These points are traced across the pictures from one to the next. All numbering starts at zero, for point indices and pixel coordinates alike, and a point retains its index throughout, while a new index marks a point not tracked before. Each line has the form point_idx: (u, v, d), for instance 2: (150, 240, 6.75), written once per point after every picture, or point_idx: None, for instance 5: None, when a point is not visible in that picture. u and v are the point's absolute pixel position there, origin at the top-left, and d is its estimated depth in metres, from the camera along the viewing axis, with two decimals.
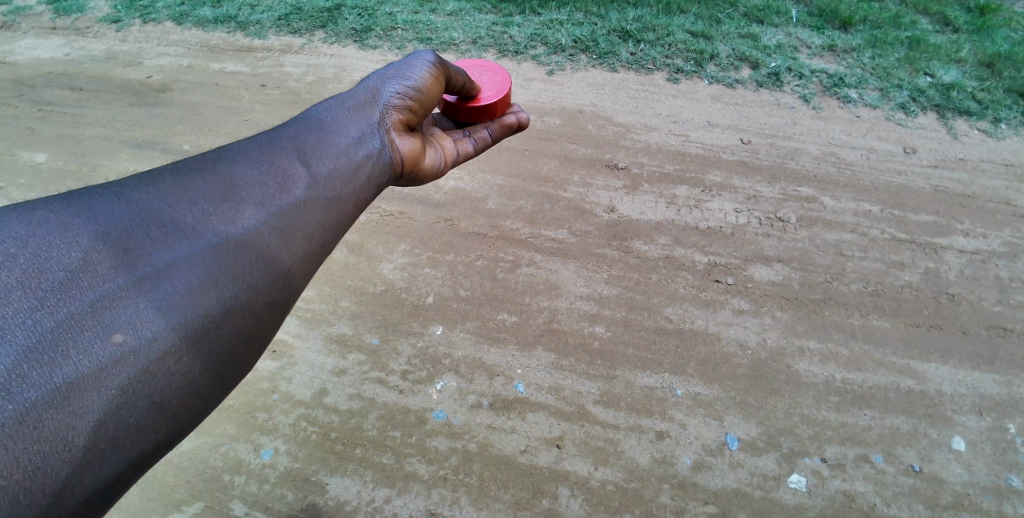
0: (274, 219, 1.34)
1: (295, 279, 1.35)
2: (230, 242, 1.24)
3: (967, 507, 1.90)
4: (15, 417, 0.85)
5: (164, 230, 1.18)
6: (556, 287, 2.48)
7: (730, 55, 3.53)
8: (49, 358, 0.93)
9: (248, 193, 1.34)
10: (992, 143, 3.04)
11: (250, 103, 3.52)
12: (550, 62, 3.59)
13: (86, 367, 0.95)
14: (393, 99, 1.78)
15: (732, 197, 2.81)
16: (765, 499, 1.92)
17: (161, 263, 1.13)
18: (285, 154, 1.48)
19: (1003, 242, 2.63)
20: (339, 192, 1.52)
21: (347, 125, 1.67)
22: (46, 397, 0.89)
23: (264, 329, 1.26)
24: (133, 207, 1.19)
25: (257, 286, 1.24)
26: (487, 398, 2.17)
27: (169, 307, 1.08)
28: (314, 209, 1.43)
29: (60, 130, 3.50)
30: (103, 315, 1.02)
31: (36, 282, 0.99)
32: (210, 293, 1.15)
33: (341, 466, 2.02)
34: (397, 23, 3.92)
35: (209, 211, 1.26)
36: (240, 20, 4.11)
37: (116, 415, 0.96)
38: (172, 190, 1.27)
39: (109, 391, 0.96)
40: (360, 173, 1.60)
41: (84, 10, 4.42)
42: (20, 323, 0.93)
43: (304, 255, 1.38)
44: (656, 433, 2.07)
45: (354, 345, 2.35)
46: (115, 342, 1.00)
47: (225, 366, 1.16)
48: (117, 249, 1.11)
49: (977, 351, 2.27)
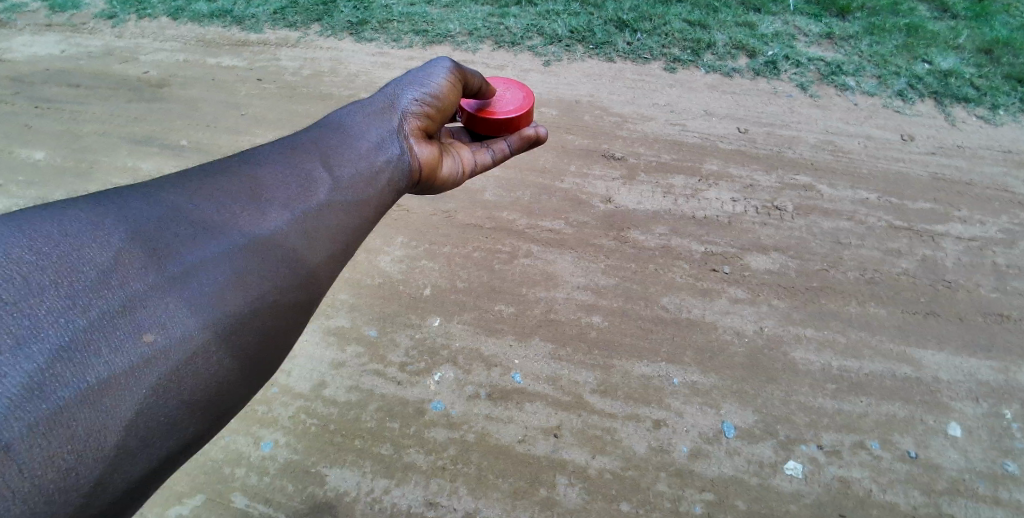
0: (299, 219, 1.23)
1: (321, 279, 1.24)
2: (258, 242, 1.13)
3: (963, 493, 1.91)
4: (48, 416, 0.79)
5: (194, 228, 1.08)
6: (553, 277, 2.48)
7: (727, 44, 3.51)
8: (82, 357, 0.85)
9: (274, 193, 1.24)
10: (990, 130, 3.03)
11: (247, 97, 3.52)
12: (547, 53, 3.58)
13: (118, 366, 0.87)
14: (411, 105, 1.71)
15: (729, 186, 2.81)
16: (762, 487, 1.93)
17: (192, 260, 1.03)
18: (309, 155, 1.38)
19: (1001, 229, 2.63)
20: (361, 194, 1.41)
21: (367, 129, 1.59)
22: (79, 397, 0.82)
23: (291, 329, 1.16)
24: (164, 205, 1.09)
25: (288, 283, 1.15)
26: (485, 389, 2.18)
27: (201, 305, 0.99)
28: (338, 210, 1.32)
29: (58, 127, 3.50)
30: (135, 314, 0.93)
31: (68, 279, 0.90)
32: (239, 292, 1.06)
33: (340, 458, 2.03)
34: (393, 15, 3.91)
35: (237, 210, 1.16)
36: (236, 14, 4.10)
37: (148, 416, 0.88)
38: (199, 188, 1.17)
39: (143, 391, 0.88)
40: (381, 176, 1.51)
41: (80, 6, 4.41)
42: (52, 321, 0.85)
43: (330, 254, 1.27)
44: (653, 422, 2.08)
45: (352, 337, 2.36)
46: (149, 339, 0.91)
47: (254, 365, 1.07)
48: (149, 245, 1.01)
49: (973, 338, 2.28)
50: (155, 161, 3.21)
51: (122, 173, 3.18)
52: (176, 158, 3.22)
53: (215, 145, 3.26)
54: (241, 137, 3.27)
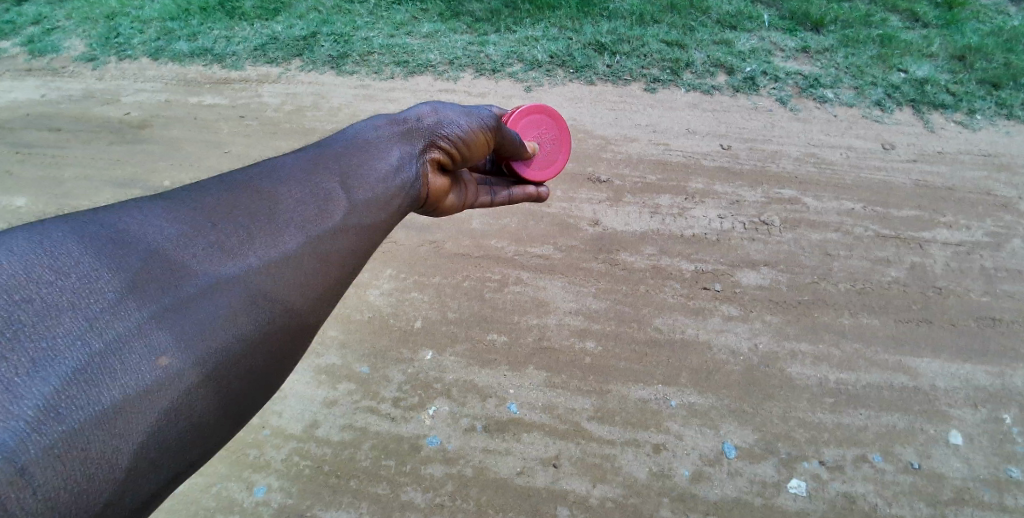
0: (314, 242, 1.14)
1: (326, 303, 1.17)
2: (272, 265, 1.06)
3: (969, 502, 1.89)
4: (64, 438, 0.74)
5: (212, 247, 1.02)
6: (545, 304, 2.47)
7: (706, 62, 3.56)
8: (97, 379, 0.81)
9: (293, 212, 1.15)
10: (969, 134, 3.08)
11: (230, 135, 3.52)
12: (527, 79, 3.61)
13: (132, 388, 0.83)
14: (443, 136, 1.57)
15: (715, 203, 2.82)
16: (766, 507, 1.90)
17: (208, 282, 0.97)
18: (329, 169, 1.28)
19: (987, 233, 2.65)
20: (377, 217, 1.30)
21: (390, 148, 1.45)
22: (94, 418, 0.78)
23: (297, 351, 1.11)
24: (183, 222, 1.03)
25: (297, 308, 1.09)
26: (481, 421, 2.15)
27: (215, 326, 0.95)
28: (353, 232, 1.23)
29: (39, 172, 3.48)
30: (149, 334, 0.88)
31: (86, 302, 0.86)
32: (252, 315, 1.00)
33: (336, 500, 1.98)
34: (373, 47, 3.94)
35: (255, 229, 1.08)
36: (217, 52, 4.11)
37: (157, 438, 0.84)
38: (219, 206, 1.09)
39: (153, 413, 0.84)
40: (397, 200, 1.38)
41: (60, 50, 4.42)
42: (67, 343, 0.81)
43: (339, 278, 1.19)
44: (652, 446, 2.05)
45: (344, 375, 2.32)
46: (162, 362, 0.87)
47: (260, 386, 1.03)
48: (166, 265, 0.96)
49: (968, 343, 2.27)
50: None
51: None
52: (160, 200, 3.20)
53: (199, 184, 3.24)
54: None
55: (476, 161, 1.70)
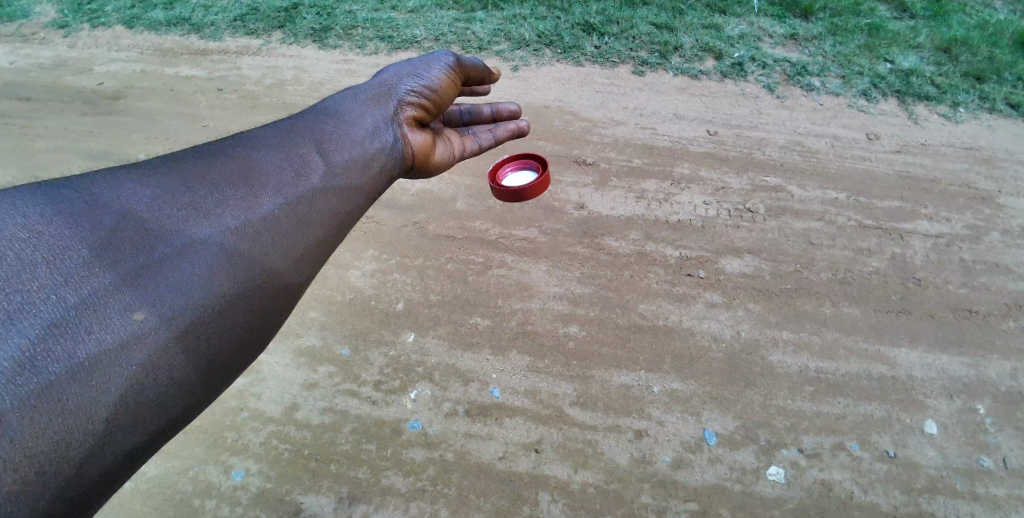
0: (290, 204, 1.28)
1: (307, 264, 1.29)
2: (249, 226, 1.19)
3: (941, 490, 1.93)
4: (38, 389, 0.83)
5: (186, 210, 1.14)
6: (529, 287, 2.45)
7: (694, 46, 3.52)
8: (73, 332, 0.90)
9: (268, 178, 1.29)
10: (951, 127, 3.10)
11: (208, 108, 3.40)
12: (515, 58, 3.54)
13: (108, 341, 0.92)
14: (409, 96, 1.75)
15: (701, 190, 2.81)
16: (745, 494, 1.92)
17: (182, 243, 1.09)
18: (302, 141, 1.42)
19: (966, 225, 2.68)
20: (353, 181, 1.46)
21: (363, 116, 1.62)
22: (69, 371, 0.87)
23: (278, 310, 1.21)
24: (157, 188, 1.15)
25: (273, 269, 1.20)
26: (463, 405, 2.13)
27: (191, 286, 1.05)
28: (331, 196, 1.37)
29: (7, 143, 3.33)
30: (124, 293, 0.98)
31: (61, 260, 0.95)
32: (228, 274, 1.12)
33: (315, 484, 1.96)
34: (357, 21, 3.82)
35: (228, 195, 1.21)
36: (195, 22, 3.96)
37: (136, 390, 0.92)
38: (194, 174, 1.22)
39: (130, 366, 0.93)
40: (373, 164, 1.54)
41: (29, 16, 4.22)
42: (46, 300, 0.90)
43: (319, 240, 1.32)
44: (635, 433, 2.05)
45: (324, 357, 2.28)
46: (136, 319, 0.96)
47: (240, 348, 1.12)
48: (140, 228, 1.07)
49: (944, 334, 2.31)
50: None
51: None
52: None
53: None
54: None
55: (441, 111, 1.87)
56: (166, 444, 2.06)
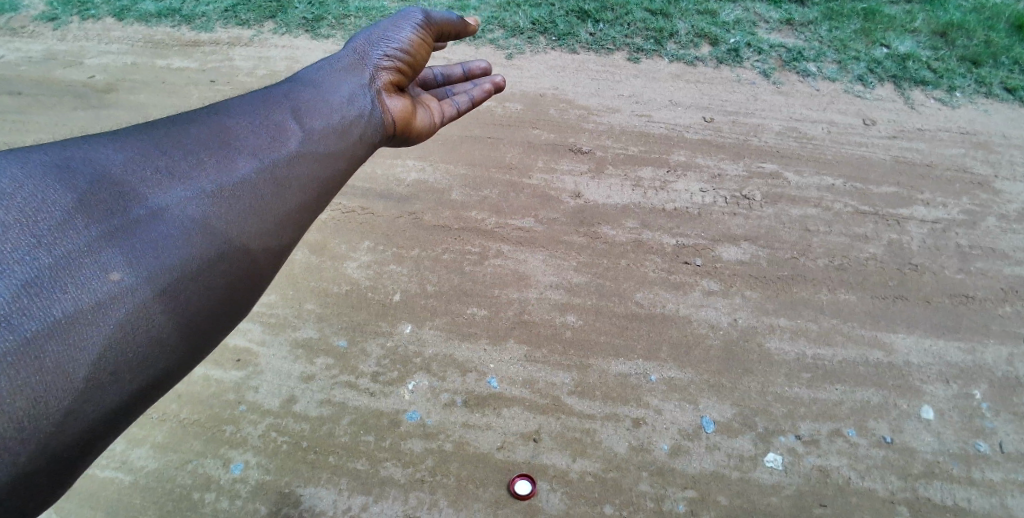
0: (267, 168, 1.29)
1: (288, 227, 1.30)
2: (224, 190, 1.20)
3: (938, 475, 1.94)
4: (18, 346, 0.87)
5: (161, 173, 1.15)
6: (525, 277, 2.44)
7: (690, 32, 3.49)
8: (50, 293, 0.93)
9: (244, 142, 1.30)
10: (948, 112, 3.09)
11: (200, 100, 3.36)
12: (509, 46, 3.51)
13: (84, 301, 0.95)
14: (383, 61, 1.73)
15: (697, 177, 2.80)
16: (743, 480, 1.93)
17: (158, 206, 1.11)
18: (278, 108, 1.42)
19: (962, 210, 2.68)
20: (332, 147, 1.46)
21: (337, 85, 1.61)
22: (46, 329, 0.90)
23: (259, 273, 1.23)
24: (131, 152, 1.16)
25: (253, 230, 1.22)
26: (461, 396, 2.13)
27: (167, 246, 1.08)
28: (309, 161, 1.37)
29: None
30: (100, 254, 1.00)
31: (36, 222, 0.98)
32: (204, 237, 1.14)
33: (314, 476, 1.96)
34: (349, 10, 3.78)
35: (204, 158, 1.22)
36: (186, 13, 3.91)
37: (115, 348, 0.96)
38: (168, 138, 1.23)
39: (108, 325, 0.96)
40: (352, 130, 1.54)
41: (18, 9, 4.15)
42: (18, 261, 0.92)
43: (300, 203, 1.33)
44: (633, 421, 2.06)
45: (321, 349, 2.27)
46: (111, 280, 0.99)
47: (223, 309, 1.15)
48: (114, 189, 1.09)
49: (940, 320, 2.32)
50: None
51: None
52: None
53: None
54: None
55: (416, 73, 1.83)
56: (165, 438, 2.05)
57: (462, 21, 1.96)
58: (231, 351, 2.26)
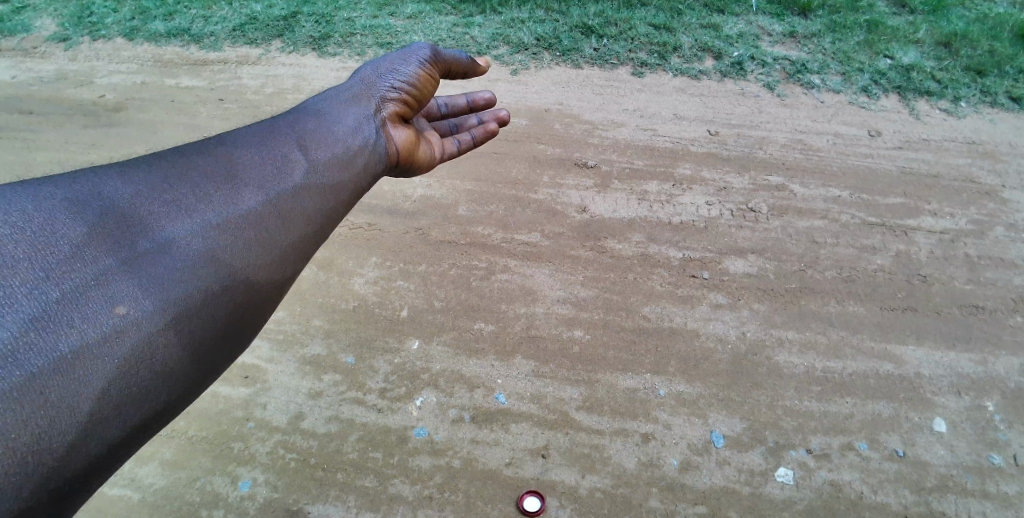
0: (272, 201, 1.28)
1: (291, 259, 1.29)
2: (230, 222, 1.19)
3: (952, 489, 1.92)
4: (23, 381, 0.83)
5: (168, 206, 1.14)
6: (532, 292, 2.44)
7: (693, 46, 3.52)
8: (56, 326, 0.90)
9: (249, 174, 1.29)
10: (953, 122, 3.09)
11: (209, 118, 3.41)
12: (514, 62, 3.54)
13: (91, 335, 0.93)
14: (389, 92, 1.73)
15: (703, 190, 2.80)
16: (754, 496, 1.91)
17: (165, 238, 1.10)
18: (284, 139, 1.42)
19: (970, 220, 2.67)
20: (336, 178, 1.45)
21: (344, 114, 1.61)
22: (52, 364, 0.87)
23: (260, 305, 1.22)
24: (137, 184, 1.15)
25: (256, 263, 1.21)
26: (468, 412, 2.13)
27: (173, 279, 1.06)
28: (312, 193, 1.37)
29: (10, 157, 3.34)
30: (107, 286, 0.99)
31: (42, 253, 0.96)
32: (209, 269, 1.12)
33: (322, 493, 1.96)
34: (356, 28, 3.83)
35: (210, 191, 1.21)
36: (195, 33, 3.98)
37: (119, 382, 0.94)
38: (175, 170, 1.22)
39: (113, 360, 0.94)
40: (357, 160, 1.54)
41: (30, 30, 4.24)
42: (26, 294, 0.90)
43: (303, 235, 1.32)
44: (642, 436, 2.04)
45: (329, 366, 2.28)
46: (117, 313, 0.97)
47: (224, 341, 1.14)
48: (121, 222, 1.07)
49: (951, 331, 2.30)
50: None
51: None
52: None
53: None
54: None
55: (424, 104, 1.84)
56: (173, 456, 2.06)
57: (470, 59, 1.99)
58: (239, 368, 2.27)
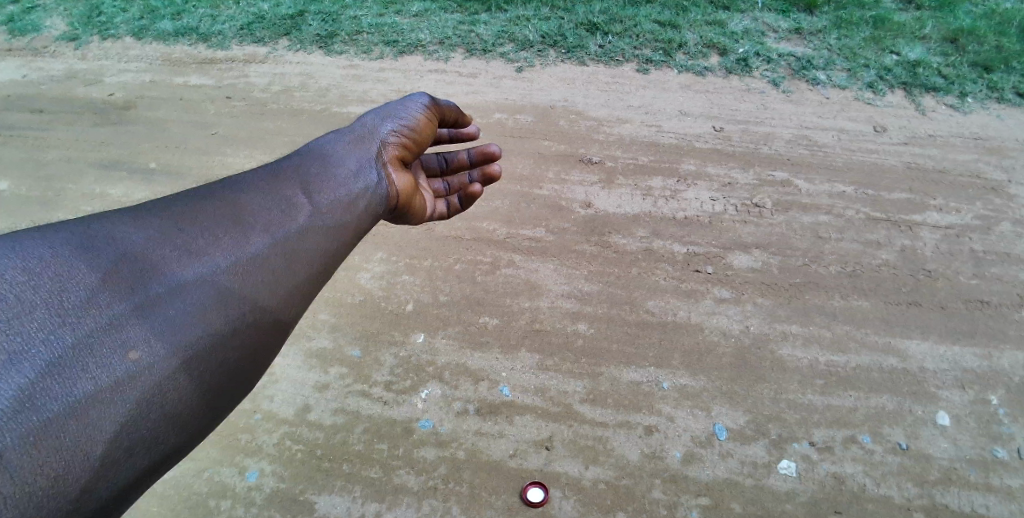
0: (278, 243, 1.29)
1: (295, 300, 1.29)
2: (238, 266, 1.19)
3: (955, 482, 1.92)
4: (38, 427, 0.82)
5: (179, 250, 1.14)
6: (537, 286, 2.46)
7: (698, 43, 3.52)
8: (71, 372, 0.89)
9: (257, 218, 1.30)
10: (960, 117, 3.08)
11: (216, 116, 3.44)
12: (519, 59, 3.56)
13: (104, 380, 0.92)
14: (390, 135, 1.75)
15: (707, 186, 2.81)
16: (757, 488, 1.92)
17: (175, 282, 1.09)
18: (288, 183, 1.43)
19: (976, 216, 2.66)
20: (339, 220, 1.45)
21: (346, 157, 1.62)
22: (68, 408, 0.86)
23: (268, 347, 1.21)
24: (149, 230, 1.15)
25: (262, 305, 1.20)
26: (473, 404, 2.14)
27: (183, 323, 1.05)
28: (317, 235, 1.37)
29: (21, 155, 3.39)
30: (120, 332, 0.98)
31: (57, 300, 0.95)
32: (219, 312, 1.12)
33: (328, 484, 1.98)
34: (362, 27, 3.86)
35: (219, 234, 1.21)
36: (203, 32, 4.01)
37: (130, 427, 0.92)
38: (185, 214, 1.22)
39: (125, 404, 0.92)
40: (358, 202, 1.53)
41: (41, 29, 4.29)
42: (43, 339, 0.89)
43: (307, 277, 1.32)
44: (645, 429, 2.06)
45: (335, 359, 2.30)
46: (130, 358, 0.96)
47: (231, 383, 1.12)
48: (134, 266, 1.07)
49: (956, 326, 2.30)
50: (125, 186, 3.10)
51: (89, 199, 3.06)
52: (145, 181, 3.12)
53: (186, 166, 3.17)
54: (213, 157, 3.19)
55: (424, 149, 1.86)
56: None
57: (460, 110, 2.02)
58: None
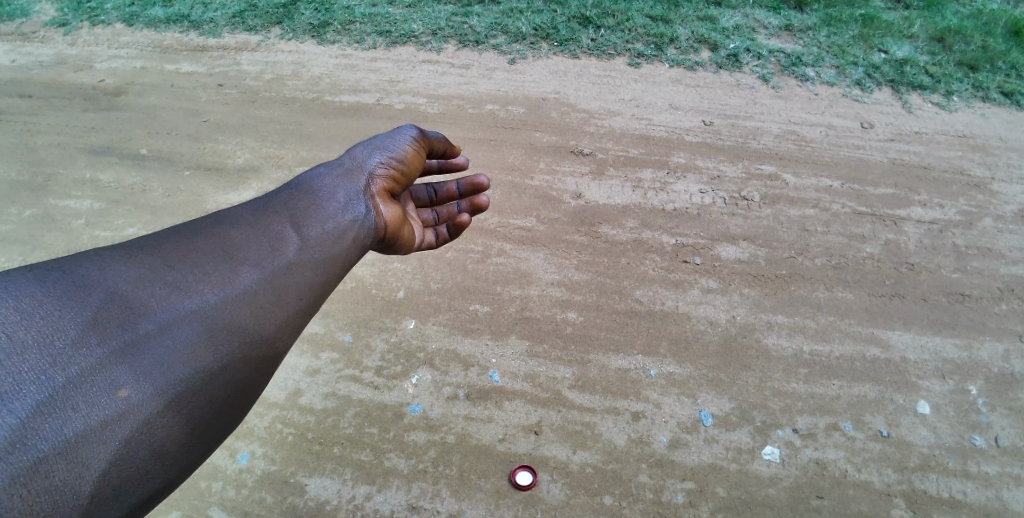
0: (267, 278, 1.27)
1: (285, 335, 1.28)
2: (228, 302, 1.19)
3: (933, 468, 1.97)
4: (29, 467, 0.85)
5: (169, 287, 1.15)
6: (527, 275, 2.48)
7: (689, 38, 3.55)
8: (61, 411, 0.92)
9: (247, 253, 1.29)
10: (946, 116, 3.13)
11: (208, 103, 3.43)
12: (512, 51, 3.57)
13: (93, 420, 0.94)
14: (378, 167, 1.72)
15: (697, 178, 2.84)
16: (741, 472, 1.96)
17: (166, 319, 1.10)
18: (279, 216, 1.43)
19: (959, 211, 2.72)
20: (329, 252, 1.43)
21: (334, 189, 1.59)
22: (57, 448, 0.89)
23: (258, 381, 1.22)
24: (142, 265, 1.17)
25: (252, 341, 1.20)
26: (463, 390, 2.17)
27: (172, 362, 1.07)
28: (308, 267, 1.35)
29: (11, 140, 3.37)
30: (110, 369, 1.00)
31: (50, 339, 0.98)
32: (209, 348, 1.13)
33: (319, 466, 2.00)
34: (355, 16, 3.85)
35: (210, 269, 1.22)
36: (194, 19, 3.99)
37: (119, 466, 0.95)
38: (176, 249, 1.23)
39: (113, 443, 0.95)
40: (347, 234, 1.50)
41: (29, 14, 4.25)
42: (33, 378, 0.92)
43: (296, 311, 1.31)
44: (632, 414, 2.09)
45: (326, 344, 2.32)
46: (120, 396, 0.99)
47: (220, 418, 1.14)
48: (125, 303, 1.09)
49: (937, 317, 2.35)
50: (115, 172, 3.09)
51: (79, 185, 3.05)
52: (136, 168, 3.11)
53: (178, 153, 3.16)
54: (204, 144, 3.19)
55: (415, 181, 1.86)
56: None
57: (447, 140, 2.01)
58: None
